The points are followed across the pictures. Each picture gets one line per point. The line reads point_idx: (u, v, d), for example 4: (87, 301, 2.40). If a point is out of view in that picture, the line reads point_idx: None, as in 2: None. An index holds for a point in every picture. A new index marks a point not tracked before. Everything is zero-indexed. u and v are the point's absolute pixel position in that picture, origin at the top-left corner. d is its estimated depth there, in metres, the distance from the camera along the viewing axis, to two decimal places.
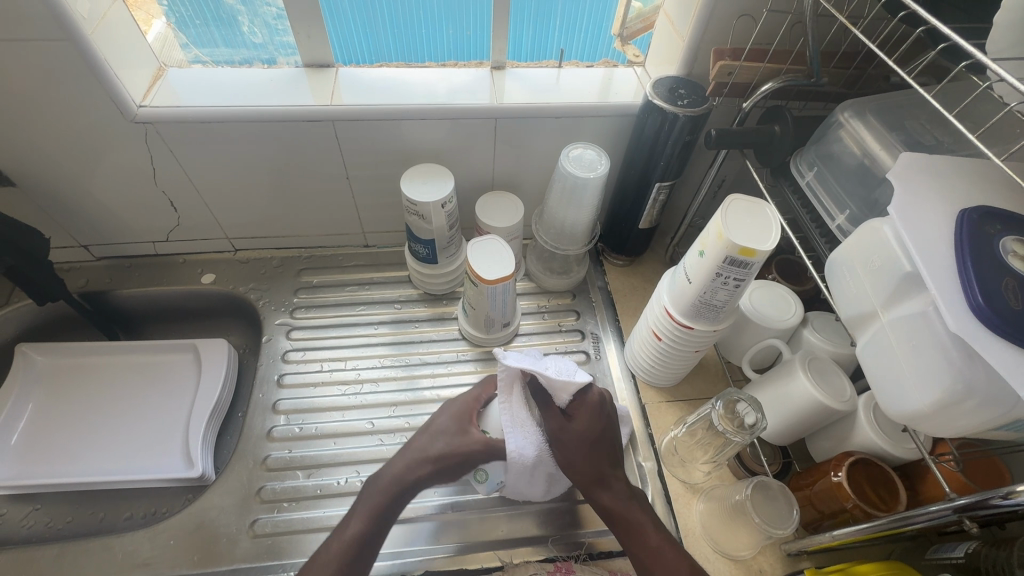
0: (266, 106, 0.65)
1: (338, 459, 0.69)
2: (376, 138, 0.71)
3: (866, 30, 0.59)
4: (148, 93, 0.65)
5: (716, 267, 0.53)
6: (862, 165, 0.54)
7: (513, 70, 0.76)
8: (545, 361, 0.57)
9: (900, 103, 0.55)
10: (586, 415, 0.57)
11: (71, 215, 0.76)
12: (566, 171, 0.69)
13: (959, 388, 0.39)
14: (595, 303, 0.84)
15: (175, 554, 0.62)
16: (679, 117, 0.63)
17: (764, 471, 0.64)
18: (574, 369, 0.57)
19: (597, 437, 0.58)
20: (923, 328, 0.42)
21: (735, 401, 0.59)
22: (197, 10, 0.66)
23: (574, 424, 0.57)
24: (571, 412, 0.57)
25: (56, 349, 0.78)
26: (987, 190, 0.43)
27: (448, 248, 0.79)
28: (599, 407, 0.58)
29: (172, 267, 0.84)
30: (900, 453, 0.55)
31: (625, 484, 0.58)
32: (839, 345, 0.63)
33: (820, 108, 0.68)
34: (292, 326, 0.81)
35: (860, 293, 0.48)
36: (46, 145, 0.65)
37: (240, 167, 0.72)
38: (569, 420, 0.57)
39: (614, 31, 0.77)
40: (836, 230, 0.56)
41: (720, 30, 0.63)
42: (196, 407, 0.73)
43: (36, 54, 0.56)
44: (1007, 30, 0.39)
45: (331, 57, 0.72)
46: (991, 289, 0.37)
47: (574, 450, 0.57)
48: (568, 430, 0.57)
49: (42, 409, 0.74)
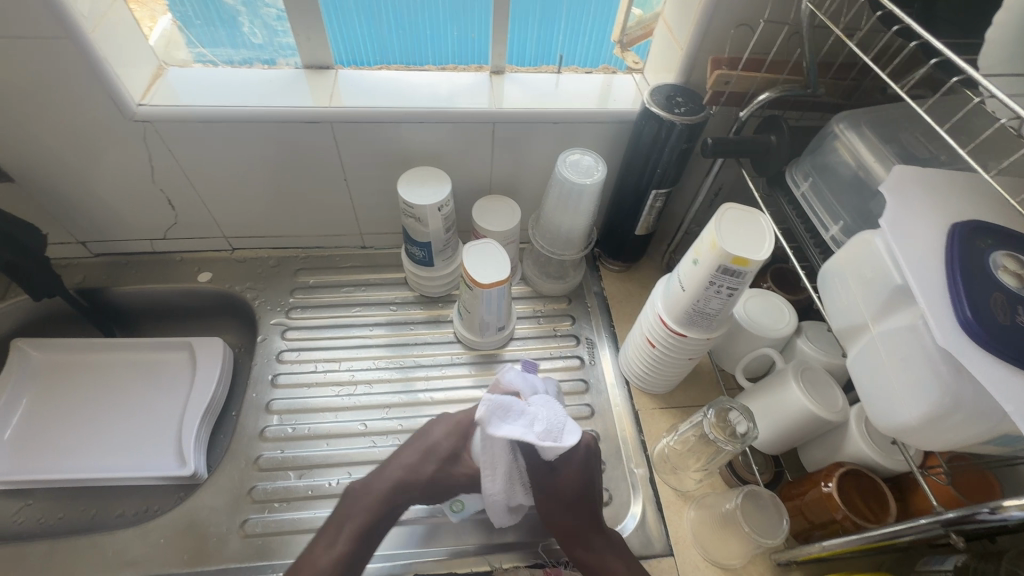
0: (266, 107, 0.65)
1: (330, 460, 0.69)
2: (375, 141, 0.71)
3: (863, 42, 0.60)
4: (148, 92, 0.65)
5: (710, 275, 0.53)
6: (857, 176, 0.54)
7: (514, 75, 0.76)
8: (534, 413, 0.55)
9: (894, 116, 0.55)
10: (571, 468, 0.57)
11: (69, 211, 0.76)
12: (563, 177, 0.69)
13: (947, 401, 0.39)
14: (591, 308, 0.84)
15: (165, 553, 0.62)
16: (676, 125, 0.63)
17: (755, 480, 0.64)
18: (563, 427, 0.54)
19: (580, 492, 0.57)
20: (912, 341, 0.42)
21: (727, 409, 0.59)
22: (200, 10, 0.66)
23: (558, 475, 0.57)
24: (558, 464, 0.57)
25: (51, 345, 0.78)
26: (978, 204, 0.43)
27: (445, 251, 0.79)
28: (585, 462, 0.57)
29: (170, 266, 0.84)
30: (891, 465, 0.55)
31: (604, 539, 0.57)
32: (832, 355, 0.64)
33: (817, 119, 0.68)
34: (287, 326, 0.81)
35: (852, 304, 0.48)
36: (46, 141, 0.66)
37: (239, 167, 0.72)
38: (554, 473, 0.57)
39: (615, 38, 0.77)
40: (830, 240, 0.56)
41: (718, 38, 0.63)
42: (190, 405, 0.73)
43: (38, 52, 0.56)
44: (1001, 45, 0.39)
45: (331, 58, 0.72)
46: (979, 304, 0.37)
47: (553, 500, 0.57)
48: (553, 484, 0.57)
49: (35, 405, 0.74)
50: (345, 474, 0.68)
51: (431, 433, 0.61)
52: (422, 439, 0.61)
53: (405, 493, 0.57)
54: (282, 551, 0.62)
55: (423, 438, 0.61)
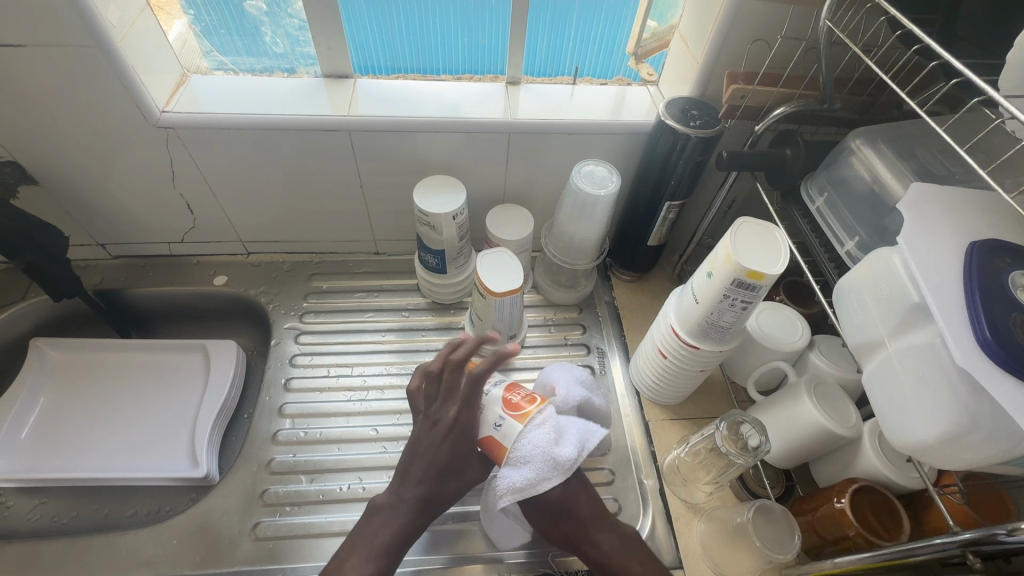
0: (285, 115, 0.66)
1: (341, 464, 0.70)
2: (391, 148, 0.72)
3: (881, 59, 0.60)
4: (171, 98, 0.66)
5: (724, 289, 0.53)
6: (873, 192, 0.54)
7: (529, 85, 0.77)
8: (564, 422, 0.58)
9: (910, 132, 0.55)
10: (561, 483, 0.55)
11: (90, 214, 0.77)
12: (577, 187, 0.70)
13: (965, 421, 0.39)
14: (602, 317, 0.85)
15: (178, 553, 0.62)
16: (691, 137, 0.63)
17: (766, 494, 0.64)
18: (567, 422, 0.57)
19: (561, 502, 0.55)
20: (930, 359, 0.42)
21: (739, 422, 0.59)
22: (221, 19, 0.68)
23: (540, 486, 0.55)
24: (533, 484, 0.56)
25: (70, 345, 0.79)
26: (997, 224, 0.43)
27: (458, 258, 0.80)
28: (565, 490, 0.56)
29: (187, 268, 0.86)
30: (905, 483, 0.55)
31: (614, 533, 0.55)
32: (846, 370, 0.63)
33: (832, 133, 0.69)
34: (300, 330, 0.82)
35: (868, 321, 0.48)
36: (71, 145, 0.67)
37: (257, 173, 0.73)
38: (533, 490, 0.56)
39: (629, 50, 0.77)
40: (846, 256, 0.56)
41: (734, 53, 0.64)
42: (204, 407, 0.74)
43: (67, 60, 0.58)
44: (1018, 68, 0.38)
45: (350, 68, 0.73)
46: (998, 323, 0.37)
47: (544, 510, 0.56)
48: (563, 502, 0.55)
49: (52, 403, 0.75)
50: (356, 479, 0.69)
51: (434, 454, 0.55)
52: (430, 439, 0.56)
53: (428, 499, 0.55)
54: (293, 555, 0.63)
55: (432, 437, 0.56)
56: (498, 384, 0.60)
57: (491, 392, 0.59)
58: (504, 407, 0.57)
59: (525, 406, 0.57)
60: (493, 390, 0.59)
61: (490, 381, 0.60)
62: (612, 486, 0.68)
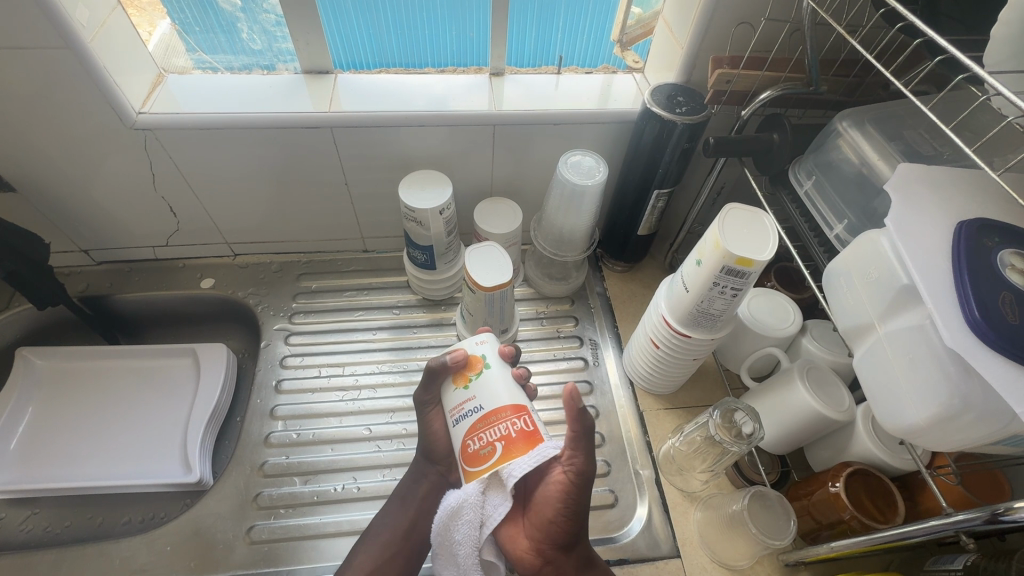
0: (267, 113, 0.65)
1: (335, 465, 0.69)
2: (375, 145, 0.71)
3: (866, 39, 0.60)
4: (147, 99, 0.65)
5: (714, 276, 0.52)
6: (860, 173, 0.54)
7: (513, 76, 0.76)
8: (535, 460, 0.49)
9: (896, 113, 0.55)
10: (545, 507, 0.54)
11: (70, 220, 0.76)
12: (564, 178, 0.69)
13: (956, 403, 0.39)
14: (594, 309, 0.84)
15: (172, 559, 0.62)
16: (678, 125, 0.63)
17: (762, 480, 0.64)
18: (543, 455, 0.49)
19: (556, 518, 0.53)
20: (920, 342, 0.42)
21: (733, 410, 0.59)
22: (198, 16, 0.66)
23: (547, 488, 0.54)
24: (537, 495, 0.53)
25: (55, 353, 0.78)
26: (985, 203, 0.43)
27: (447, 254, 0.79)
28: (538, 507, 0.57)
29: (173, 271, 0.85)
30: (899, 465, 0.55)
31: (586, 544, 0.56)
32: (838, 353, 0.64)
33: (819, 116, 0.68)
34: (291, 331, 0.81)
35: (858, 304, 0.48)
36: (47, 150, 0.66)
37: (241, 173, 0.72)
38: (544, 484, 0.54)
39: (614, 37, 0.76)
40: (835, 239, 0.55)
41: (718, 37, 0.63)
42: (195, 411, 0.74)
43: (39, 63, 0.57)
44: (1005, 41, 0.38)
45: (330, 63, 0.72)
46: (987, 302, 0.37)
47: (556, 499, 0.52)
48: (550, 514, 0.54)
49: (41, 413, 0.74)
50: (351, 479, 0.68)
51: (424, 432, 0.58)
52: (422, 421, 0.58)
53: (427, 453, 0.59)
54: (289, 557, 0.62)
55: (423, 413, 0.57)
56: (472, 415, 0.49)
57: (458, 424, 0.50)
58: (461, 450, 0.49)
59: (481, 460, 0.47)
60: (461, 423, 0.50)
61: (463, 410, 0.50)
62: (608, 477, 0.68)
